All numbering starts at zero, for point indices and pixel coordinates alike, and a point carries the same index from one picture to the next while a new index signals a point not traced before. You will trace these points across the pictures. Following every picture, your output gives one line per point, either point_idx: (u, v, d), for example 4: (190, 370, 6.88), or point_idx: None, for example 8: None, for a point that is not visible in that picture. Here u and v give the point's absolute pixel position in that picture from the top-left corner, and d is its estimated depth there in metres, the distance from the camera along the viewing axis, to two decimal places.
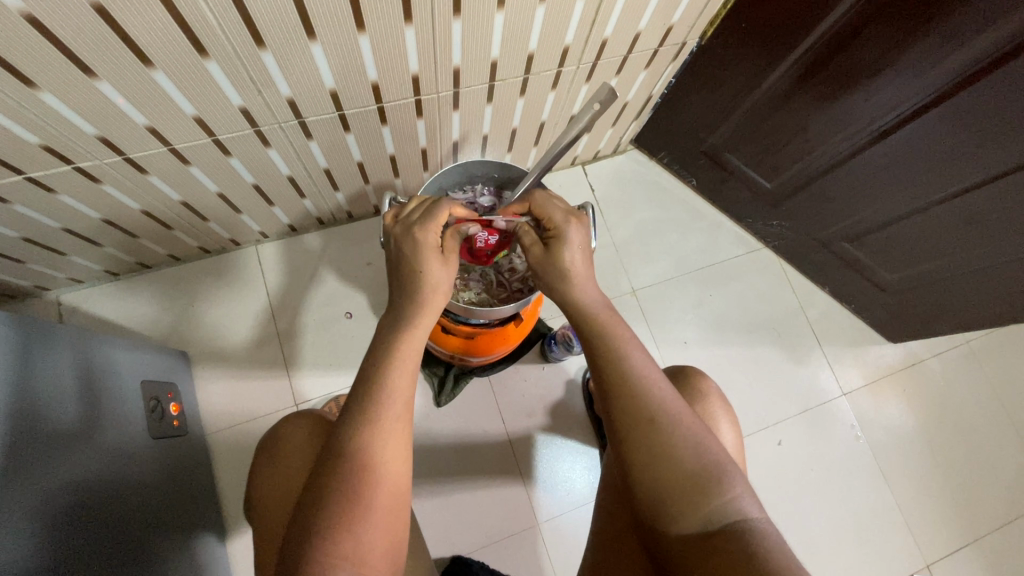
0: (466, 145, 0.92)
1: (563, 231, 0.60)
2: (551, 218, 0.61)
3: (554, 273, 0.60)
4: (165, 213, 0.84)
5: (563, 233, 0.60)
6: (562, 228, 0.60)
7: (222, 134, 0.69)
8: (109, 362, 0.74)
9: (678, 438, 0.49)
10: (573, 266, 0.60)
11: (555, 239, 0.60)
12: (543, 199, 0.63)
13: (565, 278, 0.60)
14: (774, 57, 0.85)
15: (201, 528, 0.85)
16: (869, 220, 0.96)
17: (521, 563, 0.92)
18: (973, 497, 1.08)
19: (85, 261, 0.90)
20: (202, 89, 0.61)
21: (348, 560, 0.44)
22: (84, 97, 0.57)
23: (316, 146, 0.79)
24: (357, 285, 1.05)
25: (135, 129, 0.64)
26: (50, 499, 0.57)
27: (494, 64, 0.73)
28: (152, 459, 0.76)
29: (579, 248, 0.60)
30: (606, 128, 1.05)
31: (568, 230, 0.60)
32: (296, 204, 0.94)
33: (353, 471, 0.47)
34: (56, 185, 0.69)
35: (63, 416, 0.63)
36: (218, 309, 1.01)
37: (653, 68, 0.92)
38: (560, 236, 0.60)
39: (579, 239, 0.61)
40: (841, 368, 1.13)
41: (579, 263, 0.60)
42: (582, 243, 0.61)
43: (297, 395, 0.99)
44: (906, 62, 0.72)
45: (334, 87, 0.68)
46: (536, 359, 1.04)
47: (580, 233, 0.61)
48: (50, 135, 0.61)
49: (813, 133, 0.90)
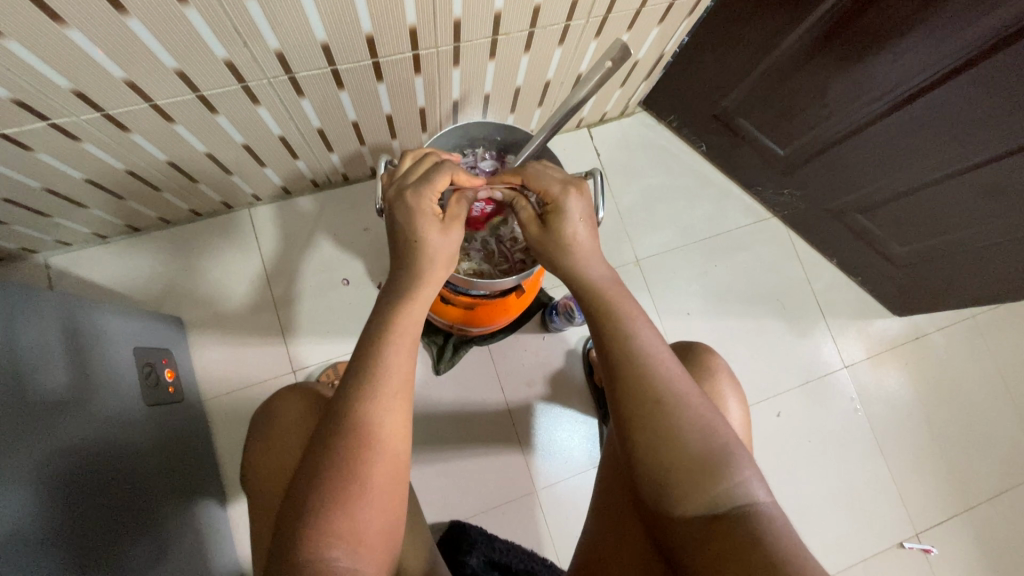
0: (467, 105, 0.87)
1: (561, 204, 0.57)
2: (548, 188, 0.58)
3: (557, 248, 0.58)
4: (152, 173, 0.80)
5: (561, 206, 0.57)
6: (559, 200, 0.57)
7: (207, 90, 0.65)
8: (102, 329, 0.73)
9: (685, 421, 0.48)
10: (575, 238, 0.57)
11: (553, 211, 0.58)
12: (538, 168, 0.59)
13: (568, 253, 0.58)
14: (797, 13, 0.79)
15: (202, 494, 0.85)
16: (885, 191, 0.92)
17: (519, 528, 0.94)
18: (967, 469, 1.09)
19: (72, 223, 0.87)
20: (183, 40, 0.56)
21: (343, 539, 0.43)
22: (55, 45, 0.53)
23: (308, 104, 0.74)
24: (354, 251, 1.02)
25: (113, 83, 0.60)
26: (47, 467, 0.56)
27: (498, 16, 0.68)
28: (148, 427, 0.76)
29: (581, 220, 0.57)
30: (615, 89, 1.00)
31: (567, 201, 0.57)
32: (289, 165, 0.90)
33: (350, 448, 0.46)
34: (33, 142, 0.65)
35: (55, 384, 0.61)
36: (211, 274, 0.99)
37: (668, 23, 0.87)
38: (558, 209, 0.57)
39: (580, 210, 0.57)
40: (844, 340, 1.12)
41: (583, 235, 0.58)
42: (583, 214, 0.58)
43: (295, 362, 0.98)
44: (942, 18, 0.67)
45: (326, 40, 0.63)
46: (537, 328, 1.02)
47: (582, 205, 0.57)
48: (21, 89, 0.56)
49: (834, 97, 0.85)
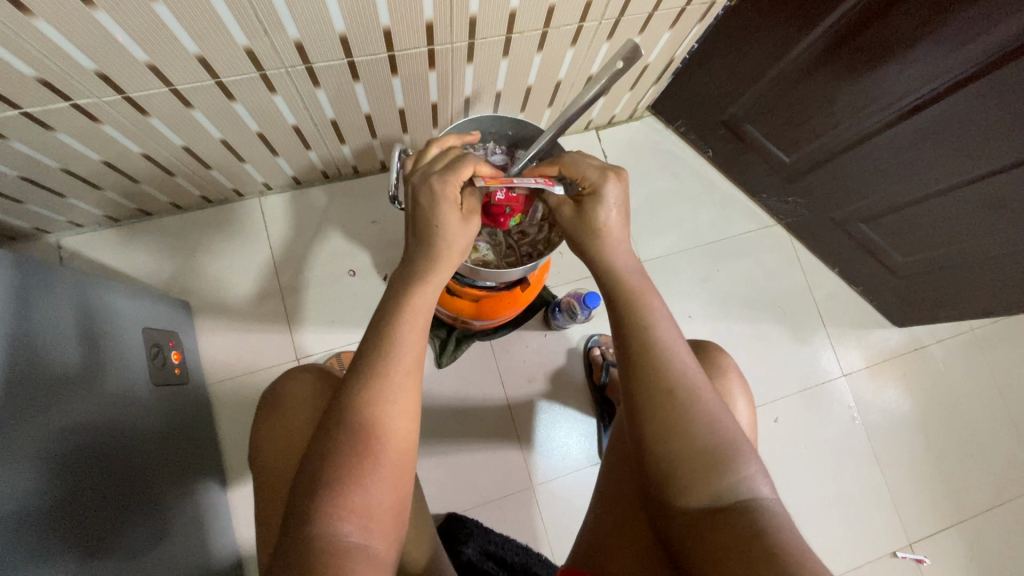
0: (478, 102, 0.88)
1: (598, 189, 0.58)
2: (586, 173, 0.58)
3: (587, 232, 0.59)
4: (167, 158, 0.82)
5: (598, 191, 0.58)
6: (598, 185, 0.58)
7: (226, 76, 0.67)
8: (111, 308, 0.74)
9: (695, 414, 0.49)
10: (608, 224, 0.58)
11: (590, 197, 0.58)
12: (576, 157, 0.60)
13: (601, 236, 0.58)
14: (806, 22, 0.81)
15: (203, 475, 0.86)
16: (889, 201, 0.93)
17: (515, 523, 0.94)
18: (962, 481, 1.09)
19: (86, 204, 0.88)
20: (206, 26, 0.58)
21: (354, 513, 0.44)
22: (81, 27, 0.54)
23: (323, 94, 0.76)
24: (361, 242, 1.03)
25: (135, 65, 0.61)
26: (53, 440, 0.57)
27: (513, 14, 0.69)
28: (153, 407, 0.77)
29: (616, 206, 0.58)
30: (625, 91, 1.01)
31: (604, 185, 0.58)
32: (301, 155, 0.92)
33: (362, 424, 0.47)
34: (54, 122, 0.66)
35: (64, 359, 0.62)
36: (219, 261, 1.00)
37: (678, 28, 0.88)
38: (595, 193, 0.58)
39: (616, 196, 0.58)
40: (844, 349, 1.12)
41: (614, 222, 0.58)
42: (618, 201, 0.58)
43: (298, 350, 0.99)
44: (947, 32, 0.68)
45: (344, 32, 0.64)
46: (538, 326, 1.03)
47: (617, 190, 0.58)
48: (45, 68, 0.58)
49: (840, 108, 0.87)
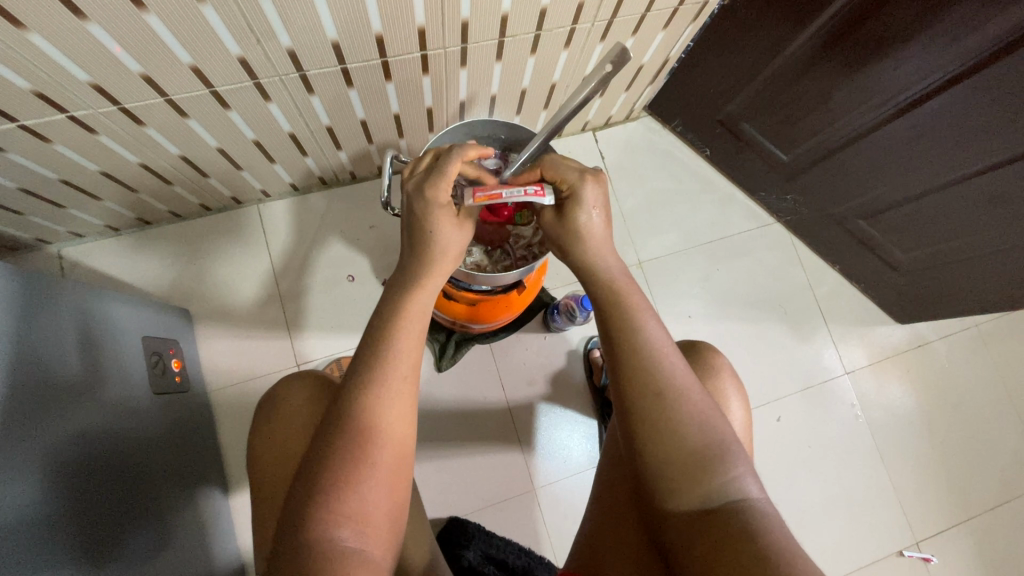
0: (473, 106, 0.89)
1: (577, 190, 0.58)
2: (565, 175, 0.58)
3: (569, 234, 0.59)
4: (165, 167, 0.82)
5: (577, 192, 0.58)
6: (577, 186, 0.58)
7: (221, 85, 0.67)
8: (112, 318, 0.74)
9: (685, 414, 0.49)
10: (589, 225, 0.58)
11: (570, 199, 0.58)
12: (556, 159, 0.60)
13: (582, 238, 0.58)
14: (801, 20, 0.81)
15: (205, 482, 0.87)
16: (888, 197, 0.93)
17: (516, 525, 0.94)
18: (968, 478, 1.08)
19: (86, 215, 0.89)
20: (198, 35, 0.58)
21: (349, 519, 0.44)
22: (76, 40, 0.54)
23: (318, 101, 0.76)
24: (360, 248, 1.04)
25: (131, 77, 0.62)
26: (57, 448, 0.58)
27: (505, 17, 0.70)
28: (156, 415, 0.77)
29: (596, 207, 0.58)
30: (621, 91, 1.01)
31: (583, 187, 0.58)
32: (298, 162, 0.92)
33: (356, 430, 0.47)
34: (51, 134, 0.67)
35: (67, 369, 0.63)
36: (219, 268, 1.00)
37: (672, 28, 0.88)
38: (575, 194, 0.58)
39: (596, 198, 0.58)
40: (847, 346, 1.12)
41: (596, 223, 0.59)
42: (598, 203, 0.58)
43: (298, 355, 0.99)
44: (942, 27, 0.68)
45: (337, 39, 0.65)
46: (537, 328, 1.03)
47: (597, 191, 0.58)
48: (40, 80, 0.58)
49: (837, 104, 0.86)
